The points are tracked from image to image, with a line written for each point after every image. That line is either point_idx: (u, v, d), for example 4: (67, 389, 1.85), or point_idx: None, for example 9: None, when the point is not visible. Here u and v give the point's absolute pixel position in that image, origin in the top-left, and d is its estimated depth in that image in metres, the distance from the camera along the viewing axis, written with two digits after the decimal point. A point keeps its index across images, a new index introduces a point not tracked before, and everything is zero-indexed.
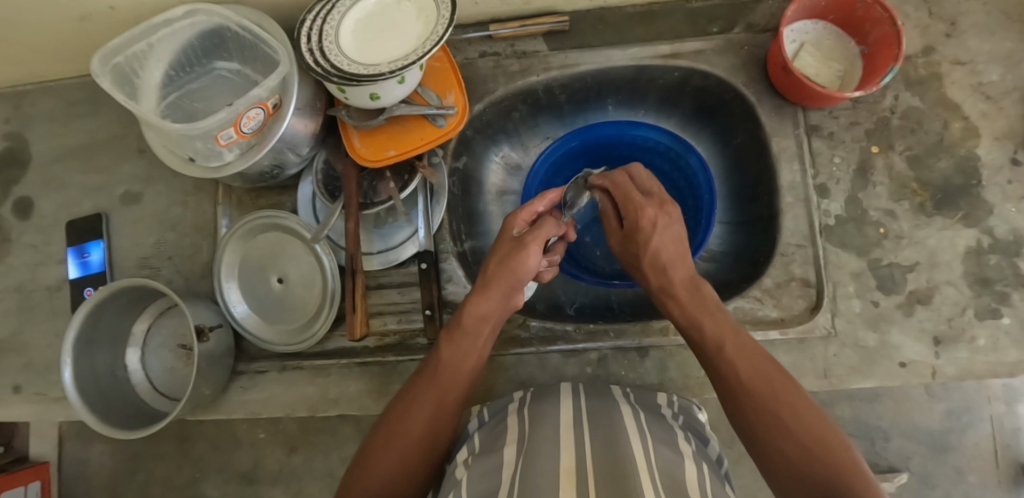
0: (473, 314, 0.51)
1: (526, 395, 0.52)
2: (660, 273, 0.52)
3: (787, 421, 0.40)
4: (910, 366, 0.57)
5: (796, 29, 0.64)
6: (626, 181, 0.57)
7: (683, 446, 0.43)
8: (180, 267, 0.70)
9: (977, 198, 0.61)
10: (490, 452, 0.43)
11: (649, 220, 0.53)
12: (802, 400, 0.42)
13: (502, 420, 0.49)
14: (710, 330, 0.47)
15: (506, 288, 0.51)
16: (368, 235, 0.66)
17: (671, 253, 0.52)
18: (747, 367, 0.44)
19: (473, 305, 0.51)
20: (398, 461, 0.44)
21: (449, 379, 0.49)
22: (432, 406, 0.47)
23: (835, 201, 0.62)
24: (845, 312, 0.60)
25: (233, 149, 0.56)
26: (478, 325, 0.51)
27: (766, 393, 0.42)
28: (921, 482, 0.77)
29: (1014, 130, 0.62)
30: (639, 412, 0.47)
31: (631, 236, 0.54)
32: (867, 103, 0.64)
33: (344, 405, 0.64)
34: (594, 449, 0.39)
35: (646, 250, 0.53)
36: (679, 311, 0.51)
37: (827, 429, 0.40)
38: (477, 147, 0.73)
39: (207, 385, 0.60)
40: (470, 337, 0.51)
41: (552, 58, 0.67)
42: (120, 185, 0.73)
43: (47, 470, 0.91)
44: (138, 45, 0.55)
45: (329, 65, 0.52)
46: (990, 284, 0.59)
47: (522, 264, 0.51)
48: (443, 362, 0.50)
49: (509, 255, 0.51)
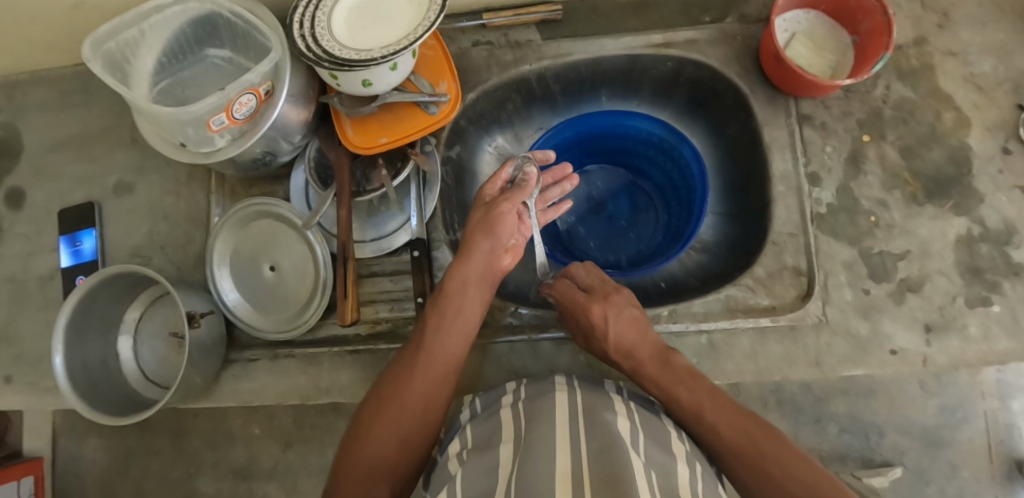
0: (459, 275, 0.52)
1: (520, 388, 0.51)
2: (628, 358, 0.54)
3: (771, 473, 0.41)
4: (901, 354, 0.58)
5: (788, 18, 0.64)
6: (569, 285, 0.61)
7: (677, 448, 0.43)
8: (173, 256, 0.69)
9: (969, 187, 0.61)
10: (486, 449, 0.43)
11: (599, 316, 0.55)
12: (785, 450, 0.42)
13: (495, 413, 0.48)
14: (688, 403, 0.48)
15: (488, 250, 0.53)
16: (361, 224, 0.66)
17: (631, 336, 0.54)
18: (729, 428, 0.45)
19: (458, 269, 0.53)
20: (393, 439, 0.44)
21: (440, 346, 0.49)
22: (431, 374, 0.48)
23: (826, 190, 0.62)
24: (837, 302, 0.60)
25: (225, 135, 0.56)
26: (462, 288, 0.52)
27: (749, 450, 0.43)
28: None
29: (1005, 120, 0.62)
30: (632, 409, 0.47)
31: (590, 336, 0.56)
32: (859, 93, 0.64)
33: (336, 393, 0.64)
34: (589, 446, 0.38)
35: (608, 342, 0.55)
36: (655, 388, 0.51)
37: (816, 477, 0.40)
38: (470, 137, 0.73)
39: (199, 373, 0.60)
40: (458, 302, 0.52)
41: (546, 48, 0.67)
42: (112, 175, 0.73)
43: (40, 465, 0.90)
44: (130, 32, 0.55)
45: (321, 50, 0.52)
46: (981, 273, 0.59)
47: (501, 223, 0.54)
48: (433, 328, 0.50)
49: (487, 217, 0.55)
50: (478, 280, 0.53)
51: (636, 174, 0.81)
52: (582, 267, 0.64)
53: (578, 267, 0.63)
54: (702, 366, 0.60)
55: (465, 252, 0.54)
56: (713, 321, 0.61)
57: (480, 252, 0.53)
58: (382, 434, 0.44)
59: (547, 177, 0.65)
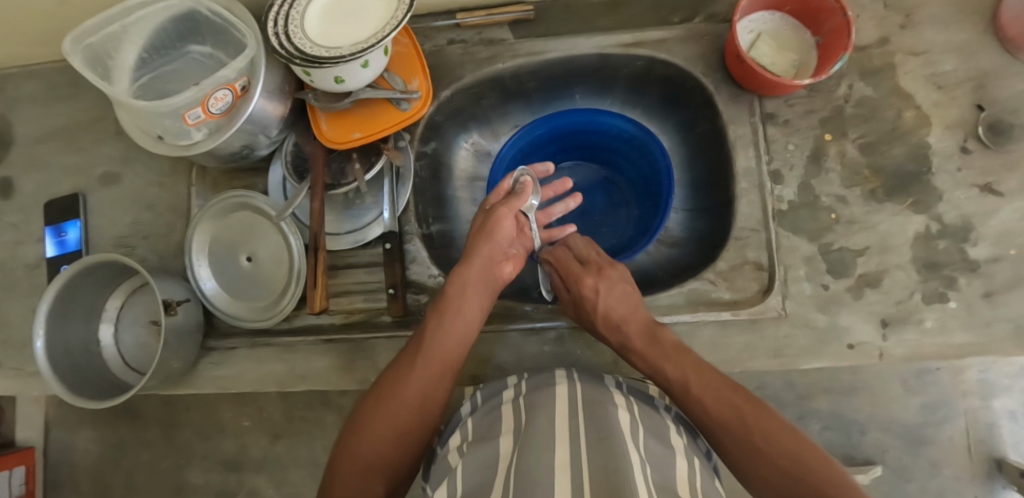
0: (460, 279, 0.55)
1: (520, 383, 0.51)
2: (616, 330, 0.55)
3: (760, 444, 0.42)
4: (858, 347, 0.59)
5: (753, 19, 0.66)
6: (566, 255, 0.63)
7: (675, 442, 0.44)
8: (155, 246, 0.71)
9: (928, 185, 0.62)
10: (484, 442, 0.44)
11: (591, 287, 0.57)
12: (776, 425, 0.43)
13: (493, 407, 0.49)
14: (672, 372, 0.49)
15: (487, 254, 0.57)
16: (337, 216, 0.68)
17: (621, 309, 0.56)
18: (714, 400, 0.45)
19: (460, 274, 0.56)
20: (392, 434, 0.45)
21: (440, 344, 0.51)
22: (431, 368, 0.49)
23: (788, 187, 0.63)
24: (796, 295, 0.61)
25: (202, 129, 0.59)
26: (462, 291, 0.54)
27: (735, 422, 0.43)
28: (897, 476, 0.78)
29: (965, 119, 0.63)
30: (633, 404, 0.47)
31: (580, 305, 0.58)
32: (823, 92, 0.65)
33: (311, 380, 0.65)
34: (589, 441, 0.39)
35: (597, 314, 0.57)
36: (640, 360, 0.53)
37: (801, 447, 0.41)
38: (447, 133, 0.74)
39: (176, 359, 0.62)
40: (460, 303, 0.54)
41: (519, 46, 0.68)
42: (98, 166, 0.75)
43: (32, 455, 0.92)
44: (112, 27, 0.57)
45: (293, 48, 0.54)
46: (938, 268, 0.61)
47: (497, 227, 0.58)
48: (435, 328, 0.52)
49: (486, 224, 0.59)
50: (479, 283, 0.55)
51: (611, 170, 0.82)
52: (582, 239, 0.66)
53: (576, 236, 0.66)
54: None
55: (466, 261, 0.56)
56: (676, 313, 0.62)
57: (479, 255, 0.57)
58: (381, 428, 0.45)
59: (548, 191, 0.70)
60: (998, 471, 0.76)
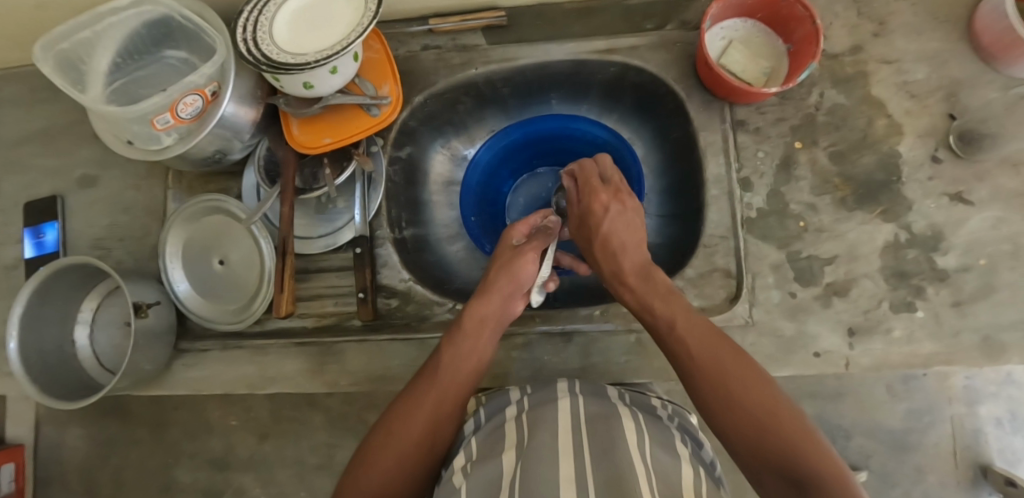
0: (475, 314, 0.53)
1: (524, 397, 0.50)
2: (611, 258, 0.56)
3: (736, 391, 0.41)
4: (824, 356, 0.59)
5: (725, 27, 0.66)
6: (592, 167, 0.63)
7: (681, 449, 0.44)
8: (131, 248, 0.72)
9: (897, 194, 0.62)
10: (488, 459, 0.43)
11: (602, 204, 0.59)
12: (755, 376, 0.42)
13: (498, 422, 0.48)
14: (660, 310, 0.49)
15: (507, 292, 0.55)
16: (310, 220, 0.68)
17: (624, 234, 0.57)
18: (697, 344, 0.45)
19: (474, 308, 0.54)
20: (397, 464, 0.43)
21: (452, 377, 0.49)
22: (442, 402, 0.47)
23: (757, 194, 0.63)
24: (764, 303, 0.61)
25: (172, 133, 0.59)
26: (478, 326, 0.53)
27: (713, 366, 0.43)
28: (882, 484, 0.69)
29: (936, 128, 0.63)
30: (637, 413, 0.47)
31: (585, 218, 0.60)
32: (794, 99, 0.65)
33: (281, 383, 0.65)
34: (591, 452, 0.40)
35: (599, 232, 0.58)
36: (630, 294, 0.53)
37: (781, 405, 0.40)
38: (422, 138, 0.74)
39: (148, 360, 0.63)
40: (474, 334, 0.52)
41: (492, 52, 0.69)
42: (77, 168, 0.76)
43: (22, 452, 0.86)
44: (84, 33, 0.58)
45: (261, 54, 0.55)
46: (906, 277, 0.60)
47: (522, 270, 0.55)
48: (447, 360, 0.50)
49: (509, 261, 0.57)
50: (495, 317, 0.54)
51: None
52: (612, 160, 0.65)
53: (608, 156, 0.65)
54: (632, 363, 0.61)
55: (485, 298, 0.54)
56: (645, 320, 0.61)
57: (501, 293, 0.54)
58: (388, 460, 0.43)
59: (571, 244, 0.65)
60: (984, 479, 0.68)
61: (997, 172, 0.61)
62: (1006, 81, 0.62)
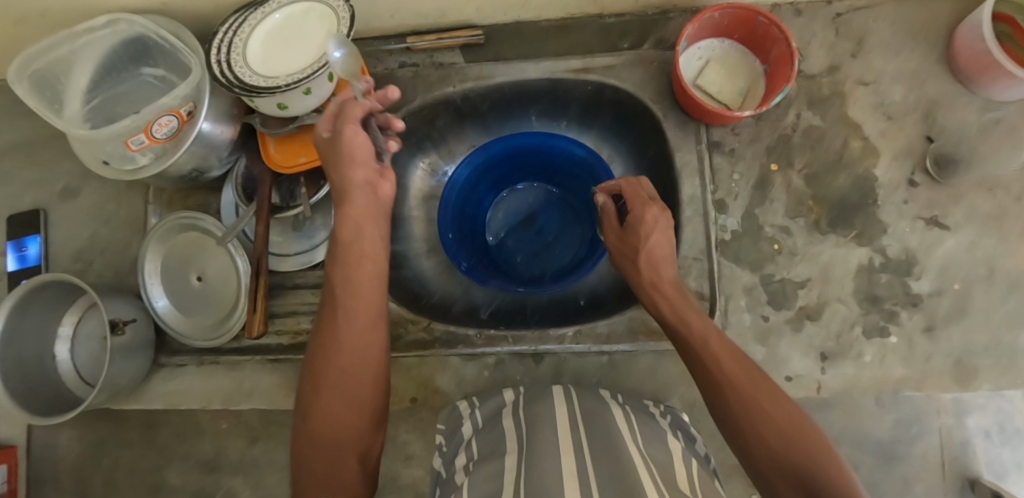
0: (347, 221, 0.47)
1: (518, 397, 0.58)
2: (653, 269, 0.54)
3: (767, 407, 0.42)
4: (796, 380, 0.59)
5: (702, 46, 0.66)
6: (640, 182, 0.59)
7: (671, 444, 0.50)
8: (111, 261, 0.73)
9: (872, 216, 0.62)
10: (491, 457, 0.48)
11: (652, 216, 0.54)
12: (779, 395, 0.43)
13: (498, 423, 0.54)
14: (697, 327, 0.48)
15: (365, 181, 0.48)
16: (286, 236, 0.69)
17: (665, 251, 0.54)
18: (731, 363, 0.45)
19: (342, 215, 0.48)
20: (344, 403, 0.42)
21: (355, 300, 0.45)
22: (357, 325, 0.45)
23: (731, 216, 0.63)
24: (736, 326, 0.61)
25: (147, 153, 0.59)
26: (356, 232, 0.47)
27: (747, 384, 0.43)
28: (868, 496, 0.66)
29: (913, 150, 0.62)
30: (628, 413, 0.54)
31: (632, 228, 0.55)
32: (770, 120, 0.64)
33: (258, 397, 0.66)
34: (592, 448, 0.45)
35: (645, 243, 0.54)
36: (667, 305, 0.52)
37: (802, 420, 0.41)
38: (401, 153, 0.74)
39: (124, 375, 0.63)
40: (357, 249, 0.47)
41: (468, 70, 0.68)
42: (60, 181, 0.76)
43: (14, 454, 0.80)
44: (60, 51, 0.59)
45: (233, 77, 0.55)
46: (879, 301, 0.60)
47: (355, 151, 0.46)
48: (341, 285, 0.46)
49: (338, 152, 0.47)
50: (369, 215, 0.48)
51: (565, 191, 0.80)
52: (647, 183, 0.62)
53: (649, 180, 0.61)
54: (603, 382, 0.62)
55: (348, 200, 0.47)
56: (615, 344, 0.61)
57: (358, 186, 0.47)
58: (331, 403, 0.42)
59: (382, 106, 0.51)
60: (971, 491, 0.66)
61: (974, 195, 0.61)
62: (984, 102, 0.62)
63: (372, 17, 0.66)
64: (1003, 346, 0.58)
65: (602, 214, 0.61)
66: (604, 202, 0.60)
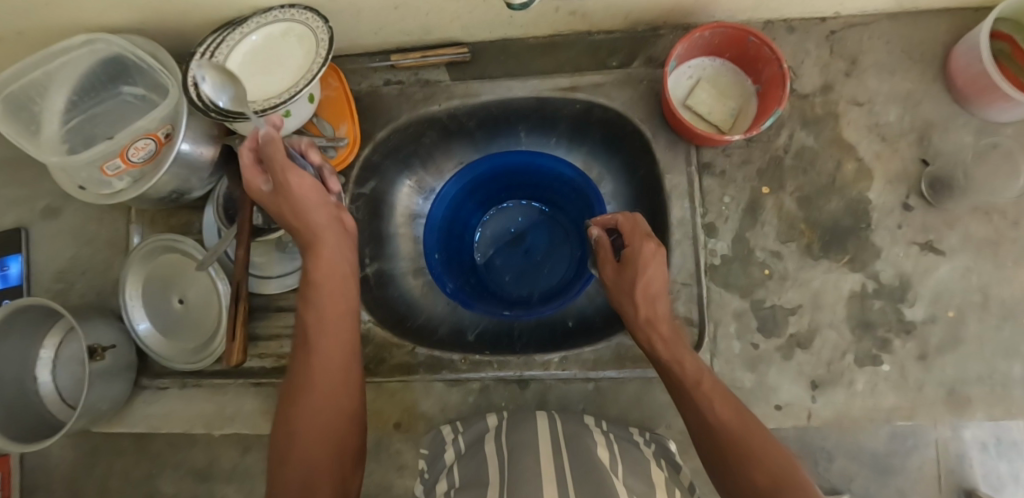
0: (316, 260, 0.49)
1: (501, 422, 0.57)
2: (650, 304, 0.52)
3: (757, 450, 0.41)
4: (785, 408, 0.58)
5: (693, 65, 0.64)
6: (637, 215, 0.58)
7: (656, 477, 0.48)
8: (93, 282, 0.72)
9: (865, 241, 0.60)
10: (470, 487, 0.46)
11: (652, 249, 0.53)
12: (769, 438, 0.43)
13: (479, 451, 0.52)
14: (691, 367, 0.48)
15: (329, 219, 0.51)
16: (270, 257, 0.67)
17: (661, 287, 0.53)
18: (724, 406, 0.44)
19: (309, 256, 0.50)
20: (318, 433, 0.43)
21: (326, 335, 0.47)
22: (331, 361, 0.46)
23: (722, 240, 0.62)
24: (725, 353, 0.59)
25: (124, 178, 0.58)
26: (326, 270, 0.49)
27: (739, 427, 0.43)
28: None
29: (908, 173, 0.61)
30: (611, 442, 0.53)
31: (628, 262, 0.54)
32: (761, 142, 0.63)
33: (239, 422, 0.65)
34: (573, 475, 0.45)
35: (642, 278, 0.53)
36: (662, 345, 0.50)
37: (792, 466, 0.41)
38: (387, 172, 0.72)
39: (105, 401, 0.62)
40: (327, 285, 0.49)
41: (454, 88, 0.67)
42: (42, 199, 0.75)
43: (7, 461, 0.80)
44: (35, 73, 0.57)
45: (209, 100, 0.53)
46: (871, 328, 0.59)
47: (305, 189, 0.48)
48: (312, 321, 0.48)
49: (287, 195, 0.49)
50: (339, 253, 0.51)
51: (553, 210, 0.80)
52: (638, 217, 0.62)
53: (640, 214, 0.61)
54: (588, 410, 0.61)
55: (316, 240, 0.50)
56: (601, 370, 0.60)
57: (324, 226, 0.50)
58: (307, 437, 0.43)
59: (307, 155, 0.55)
60: None
61: (969, 219, 0.59)
62: (980, 124, 0.60)
63: (356, 35, 0.64)
64: (997, 376, 0.57)
65: (597, 247, 0.60)
66: (599, 236, 0.59)
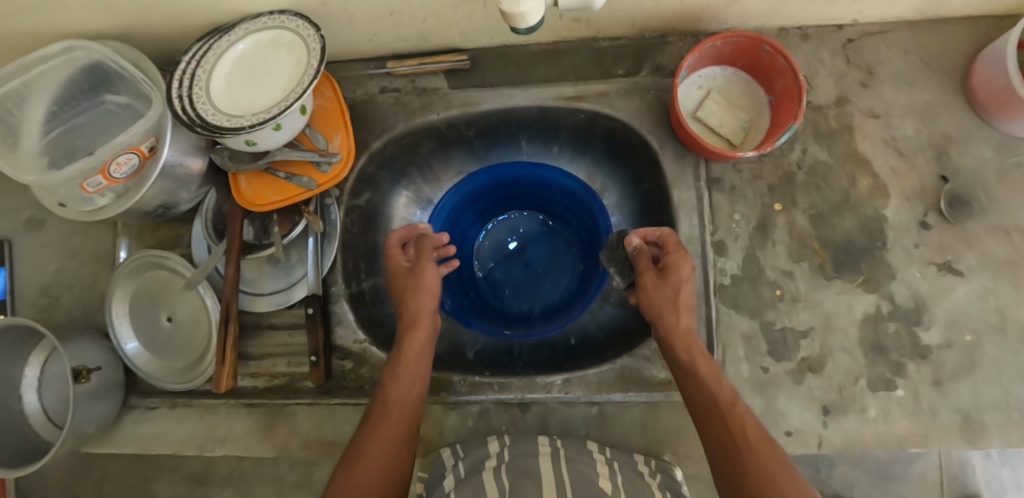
0: (416, 340, 0.54)
1: (503, 450, 0.54)
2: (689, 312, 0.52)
3: (786, 480, 0.40)
4: (796, 435, 0.55)
5: (703, 74, 0.61)
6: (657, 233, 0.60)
7: None
8: (79, 297, 0.70)
9: (880, 261, 0.58)
10: None
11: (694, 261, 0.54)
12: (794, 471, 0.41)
13: (477, 480, 0.51)
14: (727, 387, 0.46)
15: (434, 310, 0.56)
16: (262, 272, 0.65)
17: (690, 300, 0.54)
18: (756, 431, 0.43)
19: (411, 334, 0.54)
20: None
21: (400, 412, 0.49)
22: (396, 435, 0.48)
23: (731, 259, 0.59)
24: (734, 377, 0.57)
25: (106, 194, 0.55)
26: (418, 352, 0.53)
27: (768, 454, 0.42)
28: None
29: (925, 190, 0.58)
30: (616, 474, 0.52)
31: (676, 270, 0.53)
32: (772, 156, 0.60)
33: (229, 444, 0.62)
34: None
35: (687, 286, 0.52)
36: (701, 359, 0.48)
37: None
38: (383, 182, 0.69)
39: (90, 423, 0.60)
40: (417, 366, 0.52)
41: (453, 97, 0.64)
42: (25, 210, 0.73)
43: None
44: (11, 84, 0.55)
45: (194, 114, 0.50)
46: (885, 352, 0.57)
47: (428, 283, 0.56)
48: (391, 394, 0.50)
49: (413, 282, 0.56)
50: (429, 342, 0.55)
51: (553, 221, 0.78)
52: None
53: None
54: (592, 435, 0.58)
55: (417, 321, 0.55)
56: (606, 392, 0.58)
57: (428, 313, 0.56)
58: None
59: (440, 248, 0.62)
60: None
61: (987, 239, 0.57)
62: (1002, 139, 0.58)
63: (349, 41, 0.61)
64: (1014, 402, 0.55)
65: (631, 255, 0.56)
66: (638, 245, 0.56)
